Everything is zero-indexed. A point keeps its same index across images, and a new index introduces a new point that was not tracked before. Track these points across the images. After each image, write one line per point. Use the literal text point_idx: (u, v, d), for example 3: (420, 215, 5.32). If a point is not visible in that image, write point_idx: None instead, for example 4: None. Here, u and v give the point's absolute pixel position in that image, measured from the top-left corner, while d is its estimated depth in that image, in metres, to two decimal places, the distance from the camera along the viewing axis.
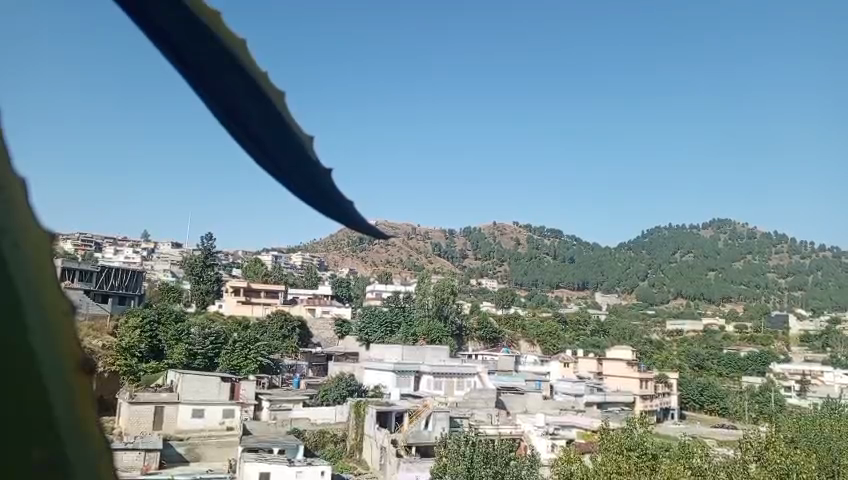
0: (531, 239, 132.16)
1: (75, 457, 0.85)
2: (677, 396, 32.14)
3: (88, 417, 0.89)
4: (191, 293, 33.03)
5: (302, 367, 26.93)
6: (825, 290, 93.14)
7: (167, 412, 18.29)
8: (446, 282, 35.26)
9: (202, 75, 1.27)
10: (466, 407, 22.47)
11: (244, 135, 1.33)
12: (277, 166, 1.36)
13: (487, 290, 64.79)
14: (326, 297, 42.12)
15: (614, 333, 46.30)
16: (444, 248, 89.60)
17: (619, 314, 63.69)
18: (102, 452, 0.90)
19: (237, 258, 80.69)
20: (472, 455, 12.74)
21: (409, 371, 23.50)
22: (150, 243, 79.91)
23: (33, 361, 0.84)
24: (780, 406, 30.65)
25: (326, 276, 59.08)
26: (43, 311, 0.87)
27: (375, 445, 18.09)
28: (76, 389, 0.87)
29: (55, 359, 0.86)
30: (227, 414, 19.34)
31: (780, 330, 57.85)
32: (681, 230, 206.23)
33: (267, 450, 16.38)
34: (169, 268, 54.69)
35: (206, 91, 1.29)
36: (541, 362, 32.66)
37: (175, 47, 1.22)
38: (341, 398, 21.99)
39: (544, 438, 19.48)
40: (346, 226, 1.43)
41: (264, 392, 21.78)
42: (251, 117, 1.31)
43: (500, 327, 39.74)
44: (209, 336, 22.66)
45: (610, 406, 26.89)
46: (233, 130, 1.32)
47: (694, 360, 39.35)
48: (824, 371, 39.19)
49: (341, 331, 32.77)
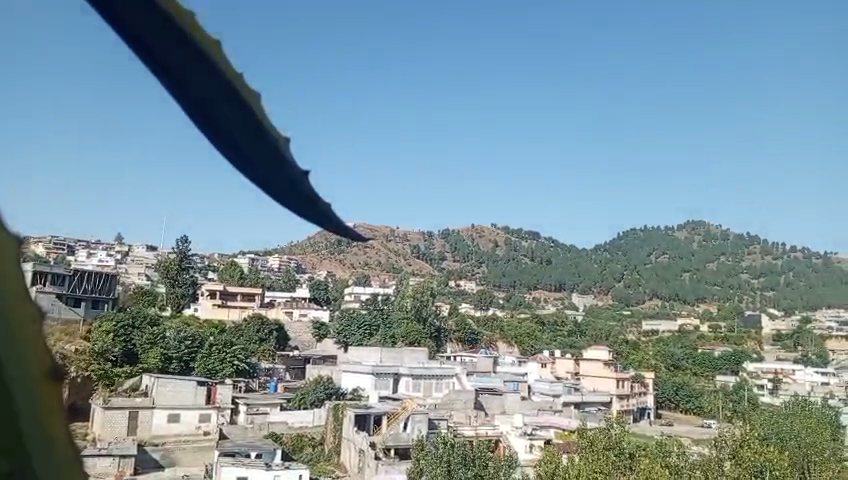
0: (508, 242, 132.42)
1: (40, 466, 0.84)
2: (653, 395, 32.49)
3: (50, 420, 0.87)
4: (165, 296, 32.67)
5: (279, 370, 26.76)
6: (796, 289, 94.91)
7: (142, 417, 17.98)
8: (425, 284, 35.25)
9: (171, 72, 1.24)
10: (444, 409, 22.54)
11: (215, 134, 1.31)
12: (249, 163, 1.34)
13: (465, 292, 64.92)
14: (304, 300, 41.85)
15: (591, 334, 46.61)
16: (423, 250, 89.54)
17: (596, 314, 64.22)
18: (67, 467, 0.88)
19: (213, 261, 79.91)
20: (450, 458, 12.73)
21: (388, 373, 23.42)
22: (124, 246, 78.87)
23: (7, 391, 0.84)
24: (753, 404, 31.19)
25: (304, 279, 58.74)
26: (9, 335, 0.86)
27: (353, 448, 18.02)
28: (38, 399, 0.86)
29: (20, 369, 0.85)
30: (204, 419, 19.16)
31: (753, 330, 58.81)
32: (657, 231, 207.40)
33: (244, 454, 16.26)
34: (143, 272, 53.85)
35: (176, 88, 1.26)
36: (519, 364, 32.87)
37: (146, 45, 1.20)
38: (319, 401, 21.88)
39: (523, 438, 19.74)
40: (324, 230, 1.42)
41: (240, 396, 21.57)
42: (227, 120, 1.30)
43: (478, 329, 39.83)
44: (184, 340, 22.37)
45: (587, 406, 27.12)
46: (205, 126, 1.31)
47: (669, 360, 39.89)
48: (796, 370, 39.93)
49: (319, 334, 32.66)
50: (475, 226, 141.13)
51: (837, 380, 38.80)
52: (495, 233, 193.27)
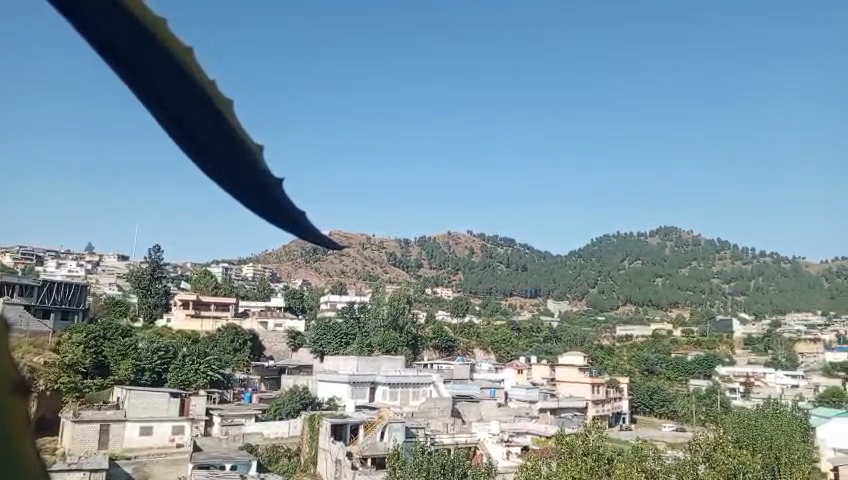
0: (483, 248, 132.76)
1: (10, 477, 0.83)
2: (627, 400, 32.78)
3: (15, 434, 0.85)
4: (138, 307, 32.16)
5: (254, 381, 26.44)
6: (765, 294, 96.73)
7: (114, 431, 17.67)
8: (402, 292, 35.17)
9: (141, 76, 1.22)
10: (422, 417, 22.52)
11: (185, 140, 1.29)
12: (217, 167, 1.31)
13: (442, 298, 64.90)
14: (278, 309, 41.50)
15: (566, 340, 46.97)
16: (400, 257, 89.45)
17: (571, 320, 64.69)
18: (30, 470, 0.85)
19: (186, 270, 78.96)
20: (430, 465, 12.70)
21: (365, 382, 23.28)
22: (95, 256, 77.61)
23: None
24: (725, 407, 31.70)
25: (279, 288, 58.21)
26: None
27: (330, 458, 17.87)
28: (7, 417, 0.84)
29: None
30: (177, 431, 18.77)
31: (724, 334, 59.79)
32: (628, 238, 209.29)
33: (219, 467, 16.03)
34: (114, 281, 52.88)
35: (143, 90, 1.23)
36: (496, 370, 32.96)
37: (115, 48, 1.19)
38: (294, 411, 21.67)
39: (500, 446, 19.48)
40: (300, 239, 1.42)
41: (215, 407, 21.26)
42: (197, 124, 1.28)
43: (455, 336, 39.81)
44: (157, 351, 21.98)
45: (563, 412, 27.32)
46: (174, 132, 1.28)
47: (643, 365, 40.33)
48: (766, 373, 40.64)
49: (295, 344, 32.40)
50: (451, 233, 141.17)
51: (806, 382, 39.62)
52: (470, 241, 193.54)
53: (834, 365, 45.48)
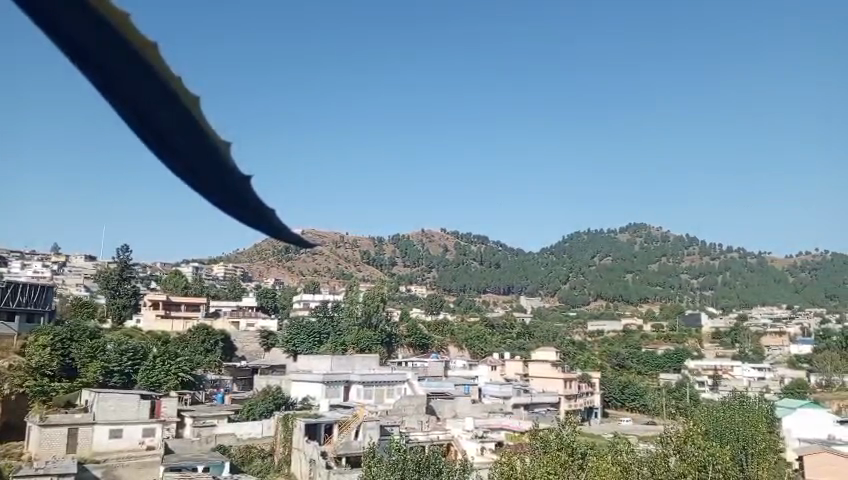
0: (457, 245, 133.04)
1: None
2: (599, 395, 33.18)
3: None
4: (106, 308, 31.61)
5: (227, 381, 26.17)
6: (733, 288, 98.78)
7: (82, 434, 17.32)
8: (376, 290, 35.09)
9: (104, 74, 1.21)
10: (397, 415, 22.54)
11: (153, 139, 1.28)
12: (183, 165, 1.30)
13: (415, 296, 64.99)
14: (250, 309, 41.09)
15: (538, 336, 47.36)
16: (373, 256, 89.21)
17: (543, 316, 65.27)
18: None
19: (156, 270, 77.87)
20: (404, 464, 12.69)
21: (338, 381, 23.21)
22: (61, 256, 76.01)
23: None
24: (694, 400, 32.31)
25: (252, 287, 57.66)
26: None
27: (305, 458, 17.79)
28: None
29: None
30: (148, 433, 18.38)
31: (693, 329, 60.92)
32: (599, 236, 211.16)
33: (191, 469, 15.82)
34: (81, 282, 51.93)
35: (106, 86, 1.22)
36: (469, 367, 33.09)
37: (79, 41, 1.18)
38: (267, 412, 21.49)
39: (474, 441, 19.61)
40: (269, 233, 1.44)
41: (186, 408, 21.01)
42: (164, 123, 1.26)
43: (429, 333, 39.77)
44: (126, 352, 21.56)
45: (536, 407, 27.63)
46: (143, 133, 1.27)
47: (615, 360, 40.89)
48: (734, 366, 41.48)
49: (267, 344, 32.17)
50: (424, 232, 141.17)
51: (772, 374, 40.53)
52: (443, 240, 193.50)
53: (799, 357, 46.63)
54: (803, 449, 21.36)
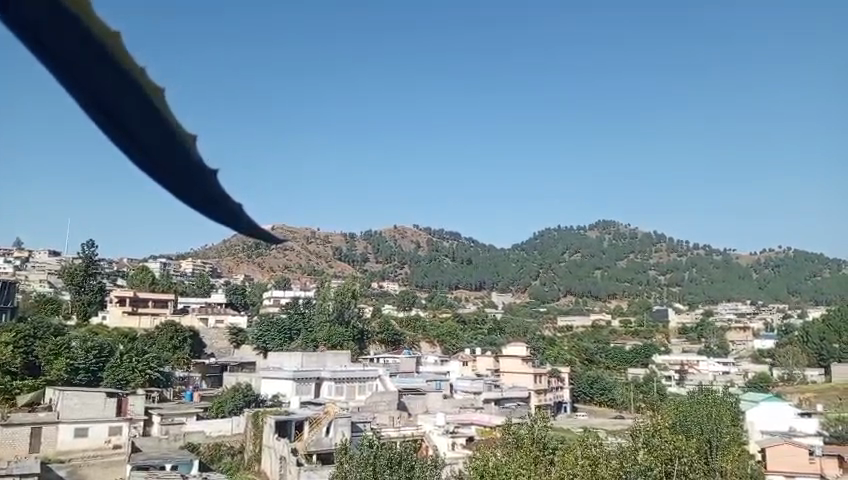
0: (428, 242, 133.04)
1: None
2: (568, 389, 33.62)
3: None
4: (71, 304, 30.93)
5: (195, 379, 25.86)
6: (699, 284, 100.79)
7: (46, 433, 16.92)
8: (347, 286, 34.96)
9: (66, 64, 1.18)
10: (368, 411, 22.54)
11: (114, 129, 1.25)
12: (147, 159, 1.28)
13: (387, 292, 64.96)
14: (219, 305, 40.63)
15: (509, 331, 47.75)
16: (345, 252, 88.73)
17: (514, 312, 65.75)
18: None
19: (122, 265, 76.38)
20: (376, 459, 12.69)
21: (309, 378, 23.08)
22: (23, 251, 74.14)
23: None
24: (661, 394, 32.96)
25: (221, 283, 56.98)
26: None
27: (275, 455, 17.70)
28: None
29: None
30: (114, 431, 18.21)
31: (661, 324, 62.03)
32: (568, 232, 212.60)
33: (159, 467, 15.60)
34: (45, 278, 50.66)
35: (65, 72, 1.19)
36: (441, 362, 33.19)
37: (39, 35, 1.15)
38: (237, 409, 21.29)
39: (445, 437, 19.72)
40: (240, 232, 1.43)
41: (154, 406, 20.68)
42: (128, 115, 1.24)
43: (401, 329, 39.75)
44: (92, 350, 21.11)
45: (507, 402, 27.92)
46: (114, 135, 1.26)
47: (584, 355, 41.44)
48: (700, 360, 42.34)
49: (237, 340, 31.81)
50: (395, 229, 140.87)
51: (736, 368, 41.40)
52: (415, 235, 193.30)
53: (762, 352, 47.73)
54: (767, 441, 21.90)
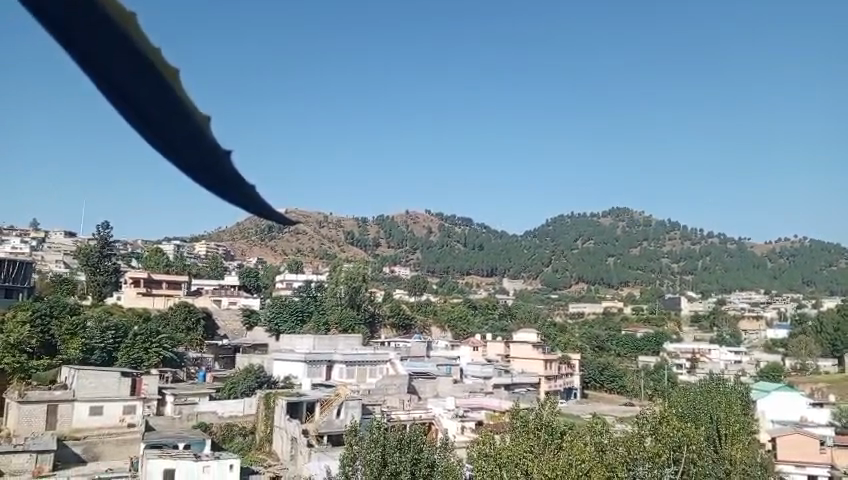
0: (441, 228, 133.11)
1: None
2: (578, 376, 33.64)
3: None
4: (86, 285, 31.24)
5: (208, 360, 26.14)
6: (712, 273, 100.39)
7: (62, 410, 17.25)
8: (359, 270, 35.00)
9: (81, 49, 1.19)
10: (379, 395, 22.72)
11: (135, 114, 1.26)
12: (162, 138, 1.29)
13: (399, 278, 65.17)
14: (232, 288, 40.87)
15: (520, 317, 47.86)
16: (357, 236, 88.82)
17: (525, 298, 65.83)
18: None
19: (137, 248, 76.92)
20: (385, 442, 12.77)
21: (321, 361, 23.19)
22: (38, 232, 74.83)
23: None
24: (671, 382, 33.02)
25: (233, 266, 57.40)
26: None
27: (286, 437, 17.92)
28: None
29: None
30: (128, 411, 18.33)
31: (673, 312, 61.93)
32: (581, 219, 211.46)
33: (172, 446, 15.87)
34: (62, 259, 51.19)
35: (84, 59, 1.20)
36: (452, 347, 33.33)
37: (56, 19, 1.16)
38: (249, 390, 21.50)
39: (455, 421, 19.87)
40: (254, 216, 1.46)
41: (168, 385, 20.97)
42: (138, 90, 1.24)
43: (412, 314, 39.95)
44: (108, 330, 21.44)
45: (517, 388, 28.05)
46: (129, 117, 1.27)
47: (594, 342, 41.45)
48: (711, 349, 42.23)
49: (249, 323, 32.07)
50: (407, 214, 140.84)
51: (748, 358, 41.30)
52: (427, 220, 192.88)
53: (774, 342, 47.49)
54: (776, 431, 21.90)
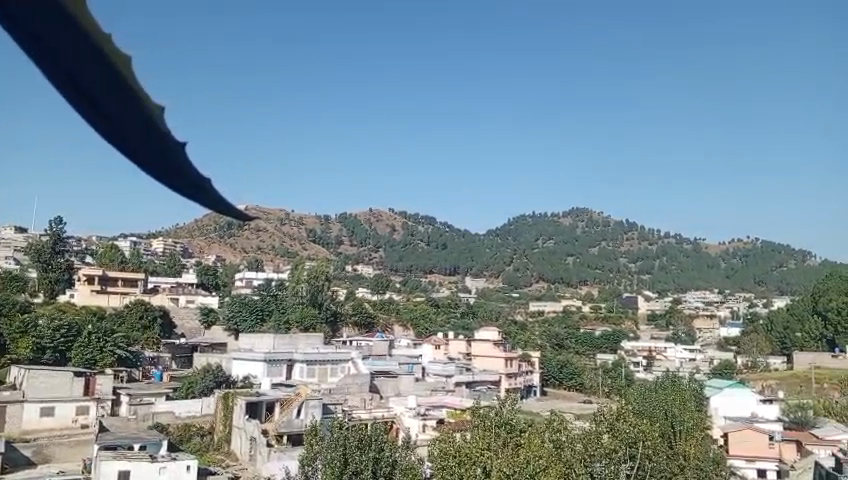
0: (404, 227, 132.86)
1: None
2: (538, 373, 34.01)
3: None
4: (37, 282, 30.29)
5: (165, 359, 25.62)
6: (669, 273, 102.58)
7: (11, 411, 16.78)
8: (320, 268, 34.75)
9: (52, 52, 1.24)
10: (340, 394, 22.59)
11: (98, 118, 1.31)
12: (113, 130, 1.33)
13: (361, 276, 64.89)
14: (190, 286, 40.07)
15: (482, 315, 48.17)
16: (318, 234, 88.05)
17: (486, 296, 66.20)
18: None
19: (90, 246, 74.70)
20: (345, 441, 12.71)
21: (281, 361, 22.98)
22: None
23: None
24: (628, 380, 33.63)
25: (191, 263, 56.30)
26: None
27: (245, 436, 17.70)
28: None
29: None
30: (81, 411, 17.81)
31: (630, 310, 63.14)
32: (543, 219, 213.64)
33: (127, 447, 15.52)
34: (11, 256, 49.40)
35: (47, 60, 1.25)
36: (414, 345, 33.36)
37: (25, 21, 1.21)
38: (207, 390, 21.12)
39: (417, 420, 19.94)
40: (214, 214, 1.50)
41: (123, 385, 20.57)
42: (91, 81, 1.28)
43: (374, 312, 39.78)
44: (59, 329, 20.73)
45: (477, 386, 28.26)
46: (97, 124, 1.32)
47: (554, 339, 41.99)
48: (667, 347, 43.17)
49: (207, 321, 31.57)
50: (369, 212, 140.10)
51: (702, 356, 42.36)
52: (390, 218, 192.11)
53: (727, 341, 48.84)
54: (728, 426, 22.50)
